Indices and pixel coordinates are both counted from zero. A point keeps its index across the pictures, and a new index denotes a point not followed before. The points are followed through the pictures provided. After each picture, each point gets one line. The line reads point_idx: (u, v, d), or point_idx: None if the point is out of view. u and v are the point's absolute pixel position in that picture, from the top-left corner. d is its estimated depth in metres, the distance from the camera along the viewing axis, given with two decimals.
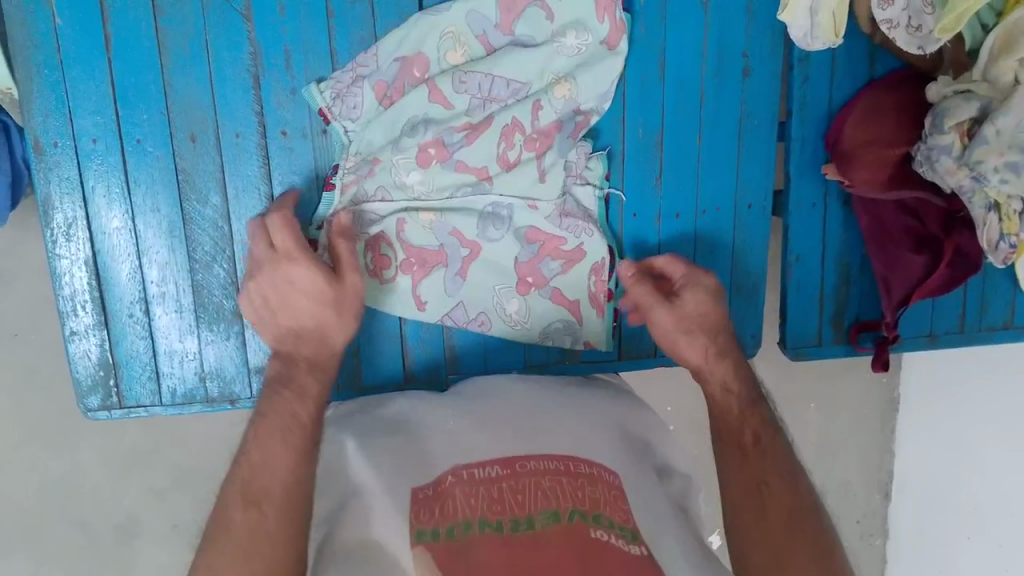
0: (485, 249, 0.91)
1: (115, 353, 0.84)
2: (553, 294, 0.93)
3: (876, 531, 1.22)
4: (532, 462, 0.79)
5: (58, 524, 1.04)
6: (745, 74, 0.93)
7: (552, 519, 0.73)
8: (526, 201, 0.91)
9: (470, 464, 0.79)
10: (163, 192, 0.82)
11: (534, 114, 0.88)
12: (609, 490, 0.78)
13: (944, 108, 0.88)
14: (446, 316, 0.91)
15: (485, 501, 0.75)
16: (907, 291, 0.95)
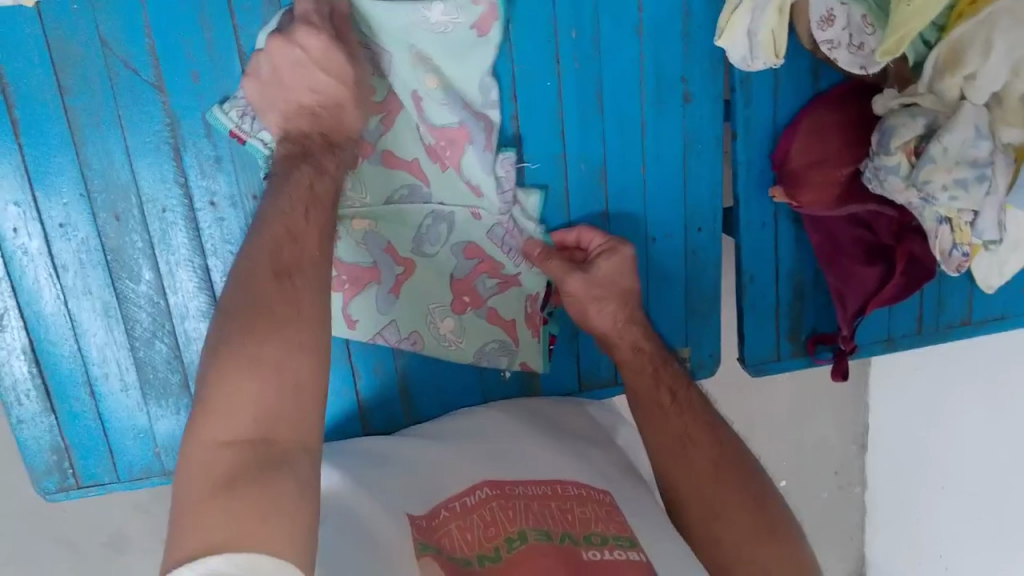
0: (419, 267, 0.92)
1: (64, 438, 0.91)
2: (488, 314, 0.95)
3: (854, 480, 1.41)
4: (521, 487, 0.86)
5: (44, 544, 1.14)
6: (686, 100, 0.91)
7: (544, 536, 0.79)
8: (469, 210, 0.92)
9: (459, 495, 0.86)
10: (93, 274, 0.87)
11: (417, 108, 0.86)
12: (600, 507, 0.85)
13: (891, 126, 0.86)
14: (380, 333, 0.92)
15: (479, 527, 0.81)
16: (863, 302, 0.96)
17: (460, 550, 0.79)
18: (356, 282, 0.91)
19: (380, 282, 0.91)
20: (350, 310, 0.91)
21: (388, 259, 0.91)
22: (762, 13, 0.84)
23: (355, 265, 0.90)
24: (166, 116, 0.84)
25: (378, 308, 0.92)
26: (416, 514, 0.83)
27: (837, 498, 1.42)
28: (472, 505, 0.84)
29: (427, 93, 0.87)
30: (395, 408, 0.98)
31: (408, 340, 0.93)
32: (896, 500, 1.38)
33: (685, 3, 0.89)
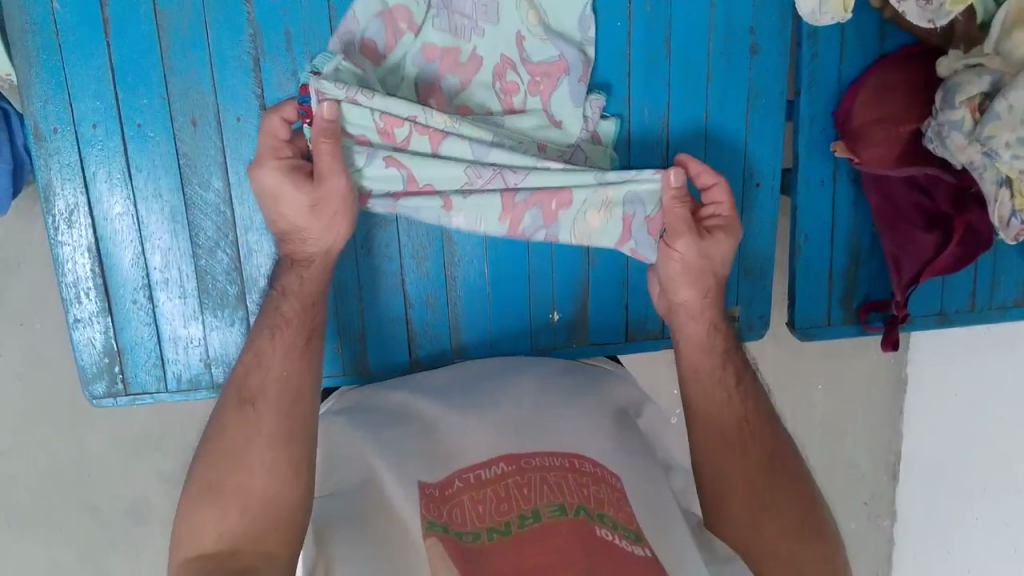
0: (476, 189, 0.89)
1: (118, 341, 0.92)
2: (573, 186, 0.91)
3: (882, 512, 1.41)
4: (538, 458, 0.83)
5: (70, 507, 1.20)
6: (753, 51, 0.93)
7: (558, 512, 0.76)
8: (538, 143, 0.90)
9: (476, 463, 0.83)
10: (164, 178, 0.89)
11: (518, 47, 0.90)
12: (614, 489, 0.81)
13: (956, 83, 0.87)
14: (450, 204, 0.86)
15: (493, 502, 0.79)
16: (918, 269, 0.97)
17: (471, 524, 0.77)
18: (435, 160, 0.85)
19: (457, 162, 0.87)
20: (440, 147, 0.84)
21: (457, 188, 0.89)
22: None
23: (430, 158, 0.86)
24: (250, 28, 0.87)
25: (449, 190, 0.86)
26: (429, 484, 0.81)
27: (867, 528, 1.41)
28: (487, 479, 0.81)
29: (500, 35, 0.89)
30: (444, 339, 0.99)
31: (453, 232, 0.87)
32: (924, 531, 1.35)
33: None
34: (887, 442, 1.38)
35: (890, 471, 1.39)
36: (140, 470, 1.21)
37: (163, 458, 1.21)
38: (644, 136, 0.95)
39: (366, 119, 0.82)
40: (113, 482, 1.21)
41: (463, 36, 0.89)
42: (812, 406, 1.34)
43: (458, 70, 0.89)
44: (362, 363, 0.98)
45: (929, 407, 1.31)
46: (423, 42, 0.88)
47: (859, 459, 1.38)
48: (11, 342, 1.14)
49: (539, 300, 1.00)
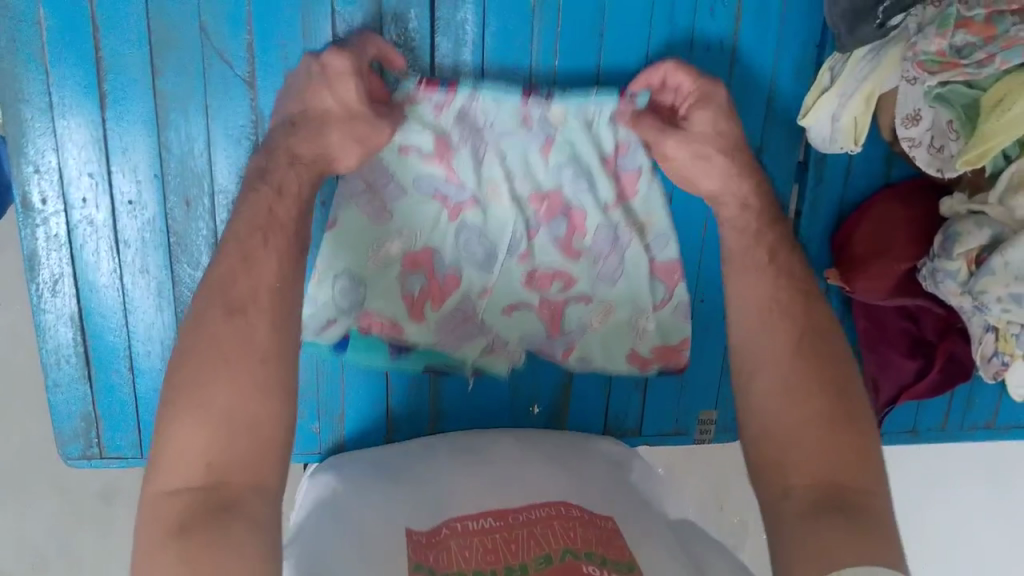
0: (472, 206, 0.90)
1: (96, 407, 0.92)
2: (531, 274, 0.93)
3: None
4: (524, 513, 0.87)
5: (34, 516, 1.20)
6: (758, 170, 0.93)
7: (544, 562, 0.80)
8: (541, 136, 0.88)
9: (465, 514, 0.88)
10: (154, 254, 0.87)
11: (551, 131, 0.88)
12: (601, 530, 0.85)
13: (956, 232, 0.87)
14: (379, 202, 0.88)
15: (480, 552, 0.83)
16: (896, 392, 0.98)
17: (459, 567, 0.81)
18: (443, 205, 0.89)
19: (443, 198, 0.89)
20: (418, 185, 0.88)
21: (449, 185, 0.89)
22: (849, 99, 0.85)
23: (438, 186, 0.89)
24: (250, 111, 0.85)
25: (387, 219, 0.88)
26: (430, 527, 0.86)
27: None
28: (476, 529, 0.85)
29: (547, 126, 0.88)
30: (424, 415, 1.00)
31: (348, 244, 0.88)
32: None
33: (774, 76, 0.90)
34: None
35: None
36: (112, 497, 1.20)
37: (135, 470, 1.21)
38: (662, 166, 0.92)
39: (428, 166, 0.88)
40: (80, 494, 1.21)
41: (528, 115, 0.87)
42: None
43: (536, 193, 0.91)
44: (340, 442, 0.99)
45: None
46: (467, 108, 0.86)
47: None
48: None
49: (523, 387, 1.00)
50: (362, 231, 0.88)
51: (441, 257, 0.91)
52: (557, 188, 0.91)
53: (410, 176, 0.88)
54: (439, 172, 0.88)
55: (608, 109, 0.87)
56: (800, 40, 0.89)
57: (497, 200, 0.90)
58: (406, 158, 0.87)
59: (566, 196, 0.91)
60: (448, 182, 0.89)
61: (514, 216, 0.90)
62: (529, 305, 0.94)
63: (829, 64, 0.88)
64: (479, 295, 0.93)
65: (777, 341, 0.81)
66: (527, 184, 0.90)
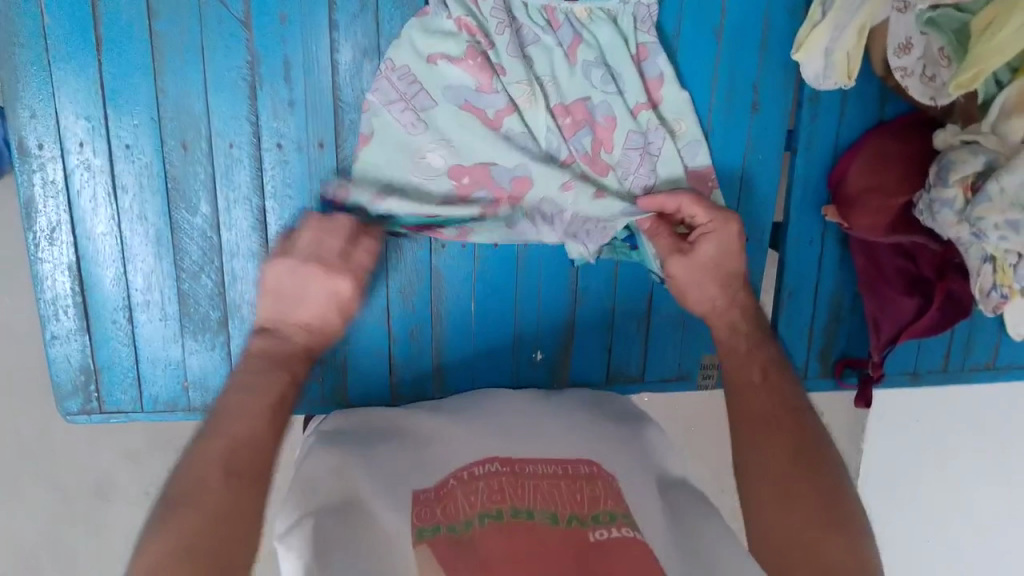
0: (511, 116, 0.89)
1: (95, 360, 0.91)
2: (567, 184, 0.90)
3: None
4: (534, 466, 0.84)
5: (35, 488, 1.19)
6: (754, 109, 0.94)
7: (550, 518, 0.76)
8: (566, 49, 0.90)
9: (471, 463, 0.85)
10: (151, 200, 0.87)
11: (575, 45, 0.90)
12: (609, 489, 0.81)
13: (950, 160, 0.87)
14: (414, 111, 0.88)
15: (484, 494, 0.79)
16: (896, 331, 0.98)
17: (463, 513, 0.77)
18: (481, 117, 0.89)
19: (475, 107, 0.89)
20: (454, 95, 0.88)
21: (481, 96, 0.88)
22: (843, 32, 0.86)
23: (469, 101, 0.88)
24: (247, 53, 0.85)
25: (420, 129, 0.88)
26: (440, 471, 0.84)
27: None
28: (480, 475, 0.82)
29: (570, 29, 0.90)
30: (428, 371, 0.99)
31: (389, 154, 0.88)
32: None
33: (766, 13, 0.91)
34: None
35: None
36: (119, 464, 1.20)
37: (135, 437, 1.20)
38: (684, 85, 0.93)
39: (458, 75, 0.88)
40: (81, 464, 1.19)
41: (556, 19, 0.89)
42: None
43: (561, 105, 0.90)
44: (341, 395, 0.98)
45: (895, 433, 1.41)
46: (491, 16, 0.87)
47: None
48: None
49: (524, 338, 0.99)
50: (398, 139, 0.88)
51: (499, 167, 0.91)
52: (583, 99, 0.91)
53: (442, 85, 0.88)
54: (468, 81, 0.88)
55: (631, 1, 0.89)
56: None
57: (532, 107, 0.90)
58: (436, 68, 0.87)
59: (591, 106, 0.91)
60: (480, 93, 0.88)
61: (549, 123, 0.90)
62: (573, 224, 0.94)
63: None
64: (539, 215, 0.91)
65: (720, 324, 0.89)
66: (555, 95, 0.90)
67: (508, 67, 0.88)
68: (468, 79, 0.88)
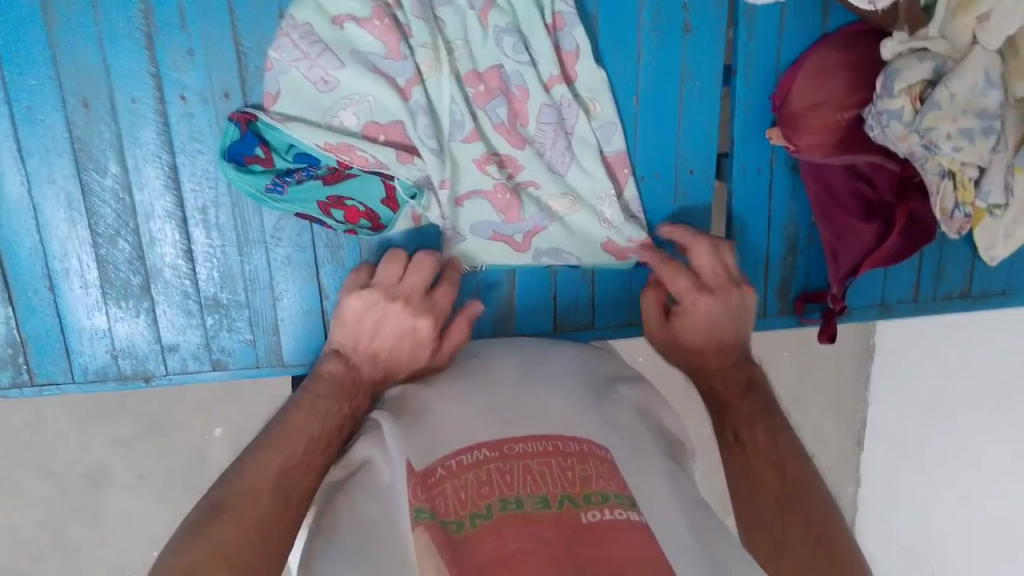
0: (416, 88, 0.83)
1: (21, 332, 0.89)
2: (478, 160, 0.87)
3: (847, 478, 1.48)
4: (522, 445, 0.71)
5: (22, 477, 1.18)
6: (686, 32, 0.88)
7: (542, 504, 0.63)
8: (477, 11, 0.83)
9: (456, 451, 0.71)
10: (59, 163, 0.84)
11: (483, 13, 0.83)
12: (601, 463, 0.68)
13: (896, 68, 0.81)
14: (323, 71, 0.81)
15: (473, 489, 0.65)
16: (857, 261, 0.92)
17: (454, 512, 0.63)
18: (390, 82, 0.83)
19: (385, 72, 0.83)
20: (363, 58, 0.82)
21: (390, 62, 0.82)
22: None
23: (378, 64, 0.82)
24: (141, 2, 0.81)
25: (332, 91, 0.83)
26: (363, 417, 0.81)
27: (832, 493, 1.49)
28: (469, 463, 0.68)
29: None
30: None
31: (298, 111, 0.83)
32: (880, 500, 1.44)
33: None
34: (854, 414, 1.45)
35: (856, 441, 1.47)
36: (87, 445, 1.19)
37: (118, 421, 1.19)
38: (608, 21, 0.87)
39: (363, 37, 0.81)
40: (66, 449, 1.19)
41: None
42: (777, 377, 1.40)
43: (472, 72, 0.84)
44: (275, 355, 0.93)
45: (894, 378, 1.38)
46: None
47: (824, 427, 1.45)
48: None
49: (463, 291, 0.95)
50: (303, 98, 0.83)
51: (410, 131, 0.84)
52: (496, 68, 0.85)
53: (349, 49, 0.82)
54: (376, 45, 0.82)
55: None
56: None
57: (436, 73, 0.83)
58: (343, 31, 0.81)
59: (502, 76, 0.85)
60: (388, 59, 0.82)
61: (453, 94, 0.84)
62: (481, 194, 0.88)
63: None
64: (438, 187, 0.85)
65: (709, 355, 0.88)
66: (465, 60, 0.84)
67: (414, 30, 0.82)
68: (374, 43, 0.82)
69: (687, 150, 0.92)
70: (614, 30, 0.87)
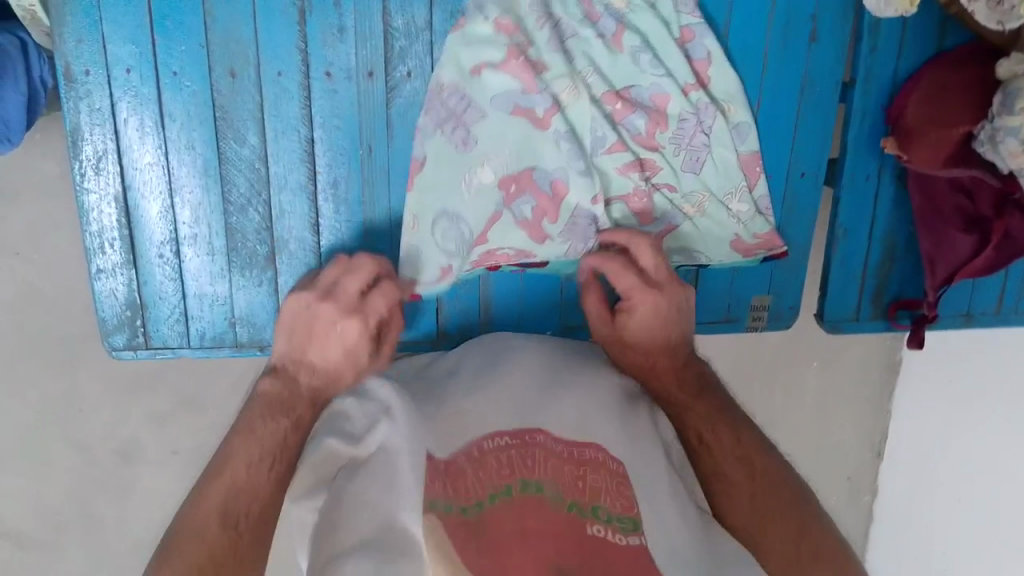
0: (554, 118, 0.88)
1: (141, 295, 0.89)
2: (621, 166, 0.90)
3: None
4: (542, 438, 0.77)
5: (56, 443, 1.17)
6: (812, 39, 0.90)
7: (560, 502, 0.71)
8: (608, 38, 0.88)
9: (478, 437, 0.77)
10: (199, 131, 0.85)
11: (616, 41, 0.88)
12: (614, 477, 0.75)
13: (1017, 88, 0.84)
14: (464, 127, 0.87)
15: (493, 470, 0.73)
16: (952, 270, 0.96)
17: (475, 492, 0.71)
18: (529, 117, 0.88)
19: (526, 109, 0.87)
20: (504, 103, 0.87)
21: (528, 100, 0.87)
22: None
23: (517, 105, 0.87)
24: None
25: (473, 143, 0.87)
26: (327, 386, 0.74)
27: None
28: (492, 449, 0.75)
29: (613, 21, 0.88)
30: (472, 310, 0.97)
31: (442, 165, 0.87)
32: None
33: None
34: None
35: None
36: (133, 417, 1.17)
37: (157, 396, 1.17)
38: (741, 24, 0.90)
39: (503, 84, 0.87)
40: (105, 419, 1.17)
41: (599, 14, 0.87)
42: None
43: (611, 93, 0.89)
44: None
45: None
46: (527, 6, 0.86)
47: None
48: (5, 275, 1.09)
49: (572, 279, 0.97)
50: (449, 160, 0.87)
51: (542, 171, 0.89)
52: (630, 87, 0.90)
53: (489, 95, 0.87)
54: (514, 86, 0.87)
55: None
56: None
57: (575, 101, 0.88)
58: (481, 78, 0.86)
59: (639, 93, 0.90)
60: (526, 95, 0.87)
61: (593, 115, 0.89)
62: (621, 198, 0.92)
63: None
64: (592, 204, 0.90)
65: (660, 357, 0.88)
66: (601, 84, 0.88)
67: (549, 62, 0.87)
68: (510, 84, 0.87)
69: (802, 150, 0.94)
70: (746, 33, 0.90)
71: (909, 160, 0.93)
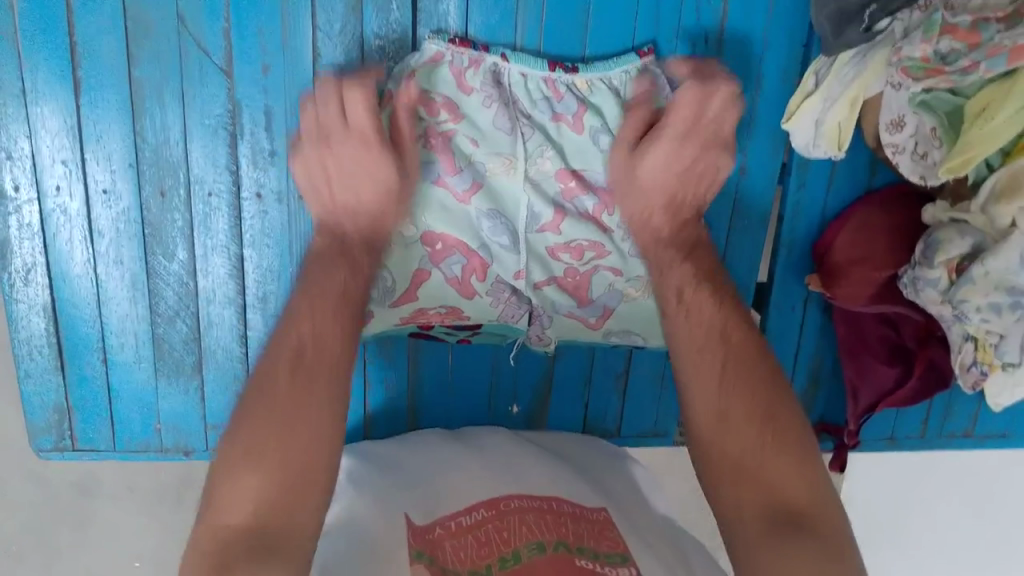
0: (483, 190, 0.87)
1: (69, 400, 0.91)
2: (555, 244, 0.90)
3: None
4: (516, 501, 0.82)
5: None
6: (742, 170, 0.92)
7: (538, 551, 0.74)
8: (570, 118, 0.87)
9: (456, 511, 0.82)
10: (129, 246, 0.87)
11: (575, 122, 0.87)
12: (592, 524, 0.79)
13: (937, 239, 0.85)
14: None
15: (472, 546, 0.76)
16: (874, 400, 0.97)
17: (453, 563, 0.75)
18: (450, 190, 0.87)
19: (446, 184, 0.87)
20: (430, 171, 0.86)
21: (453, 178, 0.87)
22: (833, 103, 0.84)
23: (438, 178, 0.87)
24: (227, 100, 0.83)
25: None
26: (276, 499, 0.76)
27: None
28: (467, 524, 0.79)
29: (573, 98, 0.86)
30: (401, 417, 0.99)
31: None
32: None
33: (754, 104, 0.90)
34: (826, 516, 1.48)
35: None
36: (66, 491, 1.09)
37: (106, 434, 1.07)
38: None
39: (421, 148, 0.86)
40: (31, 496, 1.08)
41: (563, 88, 0.86)
42: None
43: (564, 169, 0.88)
44: None
45: None
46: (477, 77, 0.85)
47: None
48: None
49: (500, 391, 1.00)
50: None
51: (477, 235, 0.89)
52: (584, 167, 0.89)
53: None
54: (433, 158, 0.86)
55: (632, 72, 0.86)
56: (785, 45, 0.88)
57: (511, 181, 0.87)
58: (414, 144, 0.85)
59: (594, 174, 0.89)
60: (446, 173, 0.86)
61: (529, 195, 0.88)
62: (555, 277, 0.92)
63: (815, 67, 0.86)
64: (513, 276, 0.91)
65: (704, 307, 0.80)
66: (554, 160, 0.87)
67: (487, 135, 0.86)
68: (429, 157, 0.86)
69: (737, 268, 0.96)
70: None
71: (833, 297, 0.93)
